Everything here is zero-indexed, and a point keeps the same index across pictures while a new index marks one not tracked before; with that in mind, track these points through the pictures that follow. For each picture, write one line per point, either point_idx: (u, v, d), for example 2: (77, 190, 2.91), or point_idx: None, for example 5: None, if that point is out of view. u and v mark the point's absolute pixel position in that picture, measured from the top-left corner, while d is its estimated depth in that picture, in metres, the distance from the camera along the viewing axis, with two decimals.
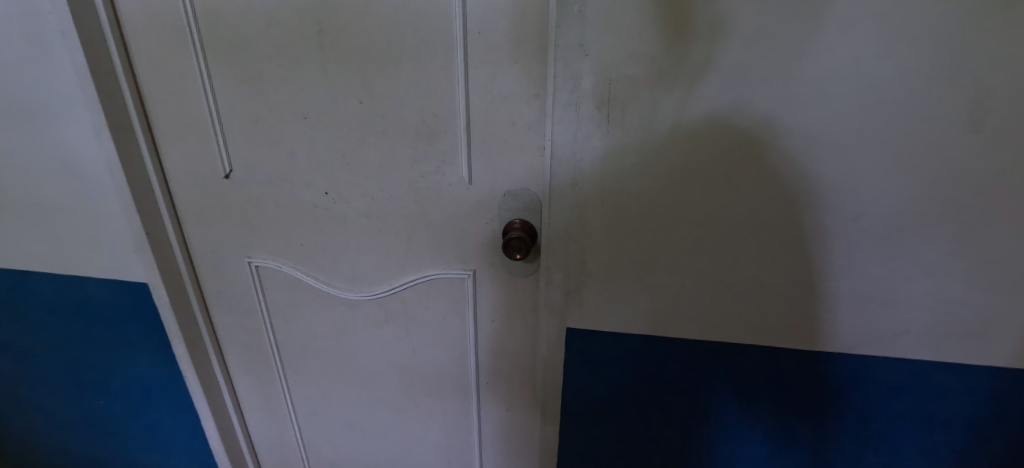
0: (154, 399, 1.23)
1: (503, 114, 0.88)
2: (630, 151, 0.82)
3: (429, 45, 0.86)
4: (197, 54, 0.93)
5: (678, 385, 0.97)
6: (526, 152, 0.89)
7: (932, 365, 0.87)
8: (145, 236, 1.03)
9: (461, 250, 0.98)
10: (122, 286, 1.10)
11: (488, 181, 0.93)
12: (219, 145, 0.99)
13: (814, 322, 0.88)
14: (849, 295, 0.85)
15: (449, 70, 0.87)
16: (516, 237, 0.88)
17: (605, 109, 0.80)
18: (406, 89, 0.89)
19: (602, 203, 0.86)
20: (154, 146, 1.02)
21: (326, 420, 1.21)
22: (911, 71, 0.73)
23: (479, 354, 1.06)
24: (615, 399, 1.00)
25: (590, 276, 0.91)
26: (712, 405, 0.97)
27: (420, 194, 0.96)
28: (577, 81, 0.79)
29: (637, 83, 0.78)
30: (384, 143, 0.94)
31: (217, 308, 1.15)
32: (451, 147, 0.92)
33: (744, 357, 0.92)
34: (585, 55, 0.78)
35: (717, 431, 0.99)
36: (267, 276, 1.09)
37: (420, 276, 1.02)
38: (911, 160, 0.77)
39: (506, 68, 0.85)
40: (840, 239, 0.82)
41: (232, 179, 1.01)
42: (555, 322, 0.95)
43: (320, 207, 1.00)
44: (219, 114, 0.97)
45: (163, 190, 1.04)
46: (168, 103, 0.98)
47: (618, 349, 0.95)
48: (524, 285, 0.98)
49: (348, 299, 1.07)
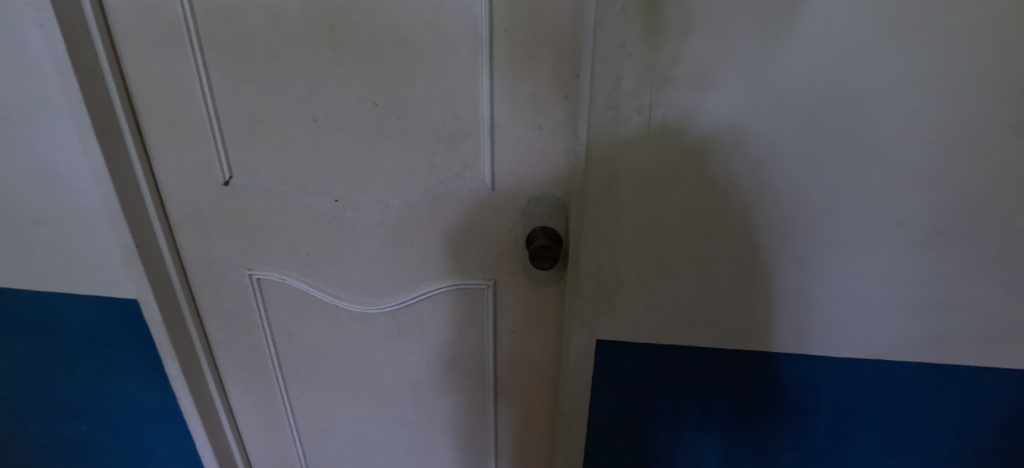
0: (144, 422, 1.14)
1: (530, 116, 0.83)
2: (669, 155, 0.78)
3: (452, 42, 0.81)
4: (195, 50, 0.85)
5: (672, 396, 0.95)
6: (552, 155, 0.85)
7: (963, 368, 0.86)
8: (136, 248, 0.95)
9: (481, 259, 0.94)
10: (108, 303, 1.01)
11: (512, 187, 0.88)
12: (218, 149, 0.91)
13: (851, 329, 0.86)
14: (886, 300, 0.83)
15: (473, 70, 0.82)
16: (542, 246, 0.85)
17: (645, 111, 0.76)
18: (425, 90, 0.84)
19: (639, 209, 0.81)
20: (145, 150, 0.94)
21: (330, 438, 1.15)
22: (962, 73, 0.70)
23: (498, 366, 1.02)
24: (622, 409, 0.97)
25: (622, 286, 0.87)
26: (682, 414, 0.96)
27: (438, 201, 0.91)
28: (618, 82, 0.75)
29: (679, 84, 0.74)
30: (400, 147, 0.88)
31: (214, 323, 1.07)
32: (473, 151, 0.87)
33: (764, 368, 0.90)
34: (625, 54, 0.73)
35: (690, 439, 0.98)
36: (270, 289, 1.02)
37: (438, 287, 0.97)
38: (959, 164, 0.75)
39: (535, 69, 0.80)
40: (882, 244, 0.80)
41: (232, 186, 0.94)
42: (585, 335, 0.90)
43: (329, 215, 0.94)
44: (218, 116, 0.90)
45: (155, 199, 0.96)
46: (160, 105, 0.90)
47: (645, 360, 0.92)
48: (547, 293, 0.94)
49: (358, 311, 1.01)
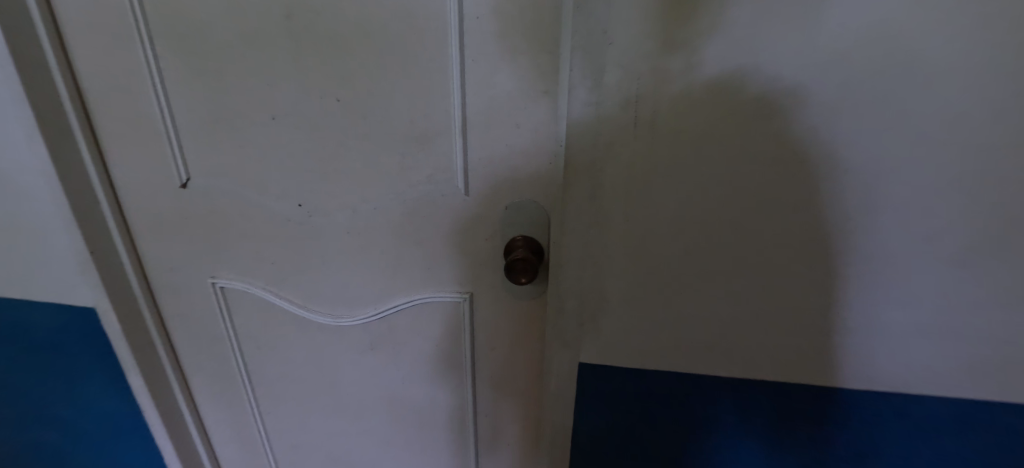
0: (109, 434, 1.08)
1: (507, 114, 0.74)
2: (660, 159, 0.68)
3: (419, 32, 0.72)
4: (144, 42, 0.79)
5: (666, 424, 0.86)
6: (532, 158, 0.76)
7: (1003, 407, 0.74)
8: (90, 254, 0.89)
9: (456, 270, 0.86)
10: (66, 311, 0.95)
11: (488, 193, 0.80)
12: (173, 149, 0.85)
13: (871, 360, 0.74)
14: (913, 329, 0.72)
15: (443, 62, 0.73)
16: (520, 258, 0.76)
17: (632, 109, 0.66)
18: (390, 85, 0.76)
19: (626, 220, 0.72)
20: (99, 150, 0.88)
21: (306, 454, 1.09)
22: (1011, 64, 0.59)
23: (478, 384, 0.94)
24: (611, 437, 0.88)
25: (608, 305, 0.78)
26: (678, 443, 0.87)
27: (409, 206, 0.83)
28: (600, 75, 0.65)
29: (671, 77, 0.64)
30: (366, 148, 0.80)
31: (180, 332, 1.01)
32: (445, 152, 0.79)
33: (770, 400, 0.80)
34: (607, 42, 0.64)
35: None
36: (236, 298, 0.95)
37: (412, 299, 0.89)
38: (1004, 172, 0.63)
39: (511, 61, 0.71)
40: (911, 264, 0.68)
41: (190, 189, 0.88)
42: (567, 356, 0.82)
43: (293, 221, 0.87)
44: (173, 113, 0.83)
45: (111, 202, 0.90)
46: (113, 101, 0.84)
47: (635, 385, 0.83)
48: (529, 308, 0.86)
49: (328, 324, 0.94)
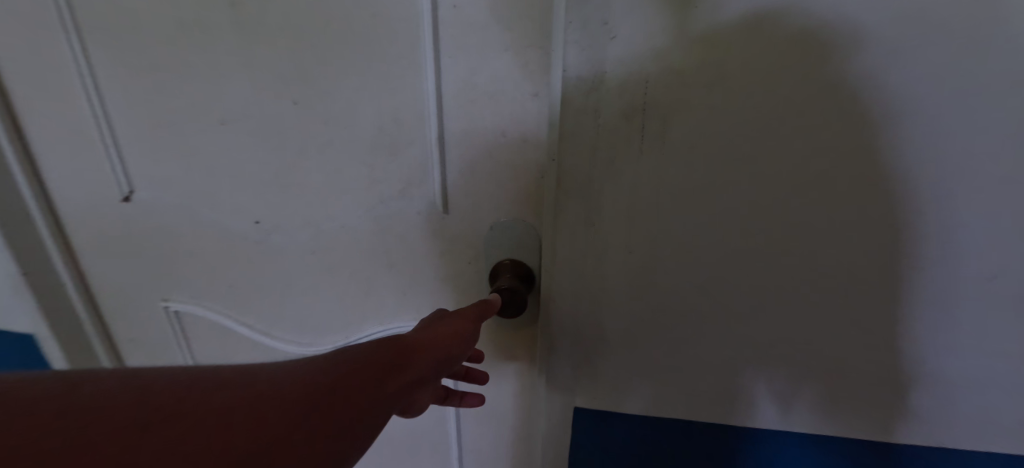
0: None
1: (489, 119, 0.63)
2: (670, 179, 0.58)
3: (384, 23, 0.61)
4: (70, 35, 0.68)
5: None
6: (519, 171, 0.65)
7: None
8: (20, 278, 0.81)
9: (436, 296, 0.75)
10: (9, 335, 0.90)
11: (470, 210, 0.69)
12: (112, 158, 0.75)
13: (912, 411, 0.64)
14: (965, 380, 0.61)
15: (414, 59, 0.62)
16: (504, 289, 0.65)
17: (639, 118, 0.56)
18: (354, 86, 0.65)
19: (630, 250, 0.62)
20: (32, 159, 0.78)
21: None
22: None
23: (462, 420, 0.83)
24: None
25: (608, 345, 0.68)
26: None
27: (379, 225, 0.72)
28: (600, 76, 0.54)
29: (686, 80, 0.53)
30: (329, 158, 0.69)
31: (136, 356, 0.92)
32: (419, 164, 0.68)
33: (784, 447, 0.72)
34: (610, 36, 0.53)
35: None
36: (192, 324, 0.85)
37: (387, 327, 0.79)
38: None
39: (493, 56, 0.59)
40: (968, 307, 0.57)
41: (133, 203, 0.77)
42: (561, 397, 0.72)
43: (252, 239, 0.77)
44: (108, 117, 0.73)
45: (49, 216, 0.81)
46: (42, 104, 0.74)
47: (637, 429, 0.74)
48: (518, 341, 0.75)
49: (294, 353, 0.83)
